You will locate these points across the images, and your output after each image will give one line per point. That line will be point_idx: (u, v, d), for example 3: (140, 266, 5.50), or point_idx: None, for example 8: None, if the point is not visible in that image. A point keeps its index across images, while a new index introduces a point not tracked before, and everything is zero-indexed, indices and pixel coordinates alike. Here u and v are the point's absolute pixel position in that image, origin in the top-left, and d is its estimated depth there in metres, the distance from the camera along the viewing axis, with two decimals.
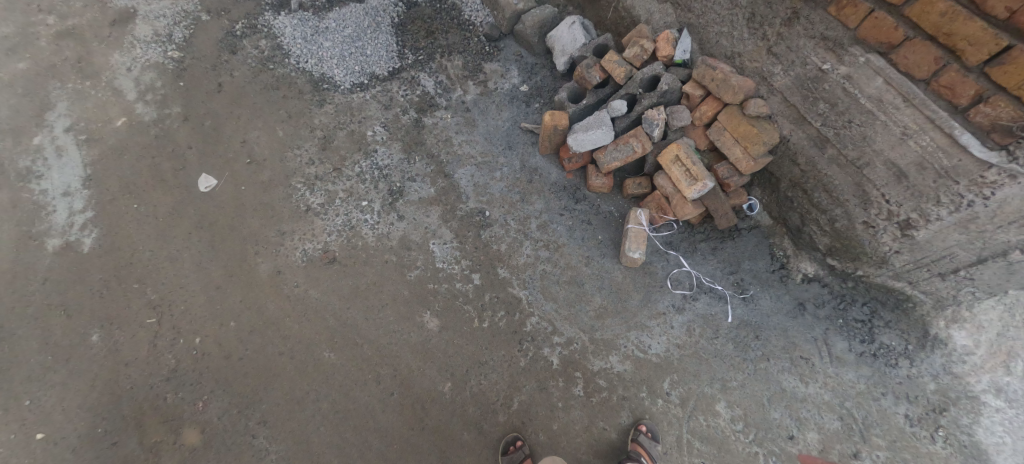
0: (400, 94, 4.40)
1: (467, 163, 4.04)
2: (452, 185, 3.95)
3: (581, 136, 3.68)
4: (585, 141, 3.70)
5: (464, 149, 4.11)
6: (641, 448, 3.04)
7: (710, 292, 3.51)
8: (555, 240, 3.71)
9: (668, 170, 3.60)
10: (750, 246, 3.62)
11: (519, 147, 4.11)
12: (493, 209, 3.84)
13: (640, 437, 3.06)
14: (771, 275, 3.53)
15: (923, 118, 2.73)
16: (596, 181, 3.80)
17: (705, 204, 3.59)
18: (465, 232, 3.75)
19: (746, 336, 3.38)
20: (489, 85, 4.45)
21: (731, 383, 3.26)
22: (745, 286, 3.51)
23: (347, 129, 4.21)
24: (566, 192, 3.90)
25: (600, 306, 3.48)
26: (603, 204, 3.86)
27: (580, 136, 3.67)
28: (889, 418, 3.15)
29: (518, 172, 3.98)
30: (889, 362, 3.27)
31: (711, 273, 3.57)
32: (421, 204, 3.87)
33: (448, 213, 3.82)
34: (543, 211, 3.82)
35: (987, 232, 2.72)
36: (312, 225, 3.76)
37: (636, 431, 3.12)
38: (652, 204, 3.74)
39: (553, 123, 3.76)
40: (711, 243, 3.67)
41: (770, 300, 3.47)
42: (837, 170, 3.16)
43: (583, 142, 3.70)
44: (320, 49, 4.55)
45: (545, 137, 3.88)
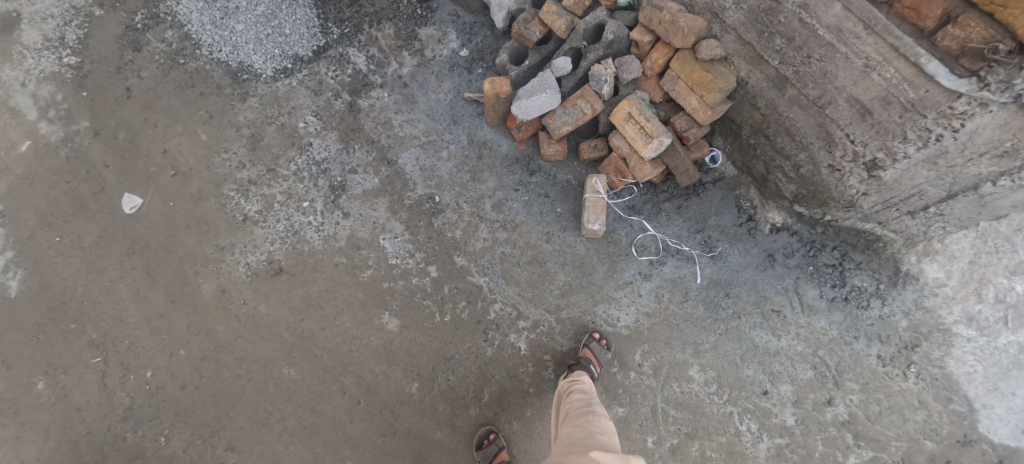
0: (329, 75, 4.01)
1: (411, 145, 3.75)
2: (396, 172, 3.67)
3: (525, 103, 3.38)
4: (529, 107, 3.40)
5: (405, 130, 3.80)
6: (591, 354, 3.10)
7: (677, 255, 3.37)
8: (512, 219, 3.51)
9: (621, 130, 3.33)
10: (716, 200, 3.43)
11: (464, 120, 3.80)
12: (443, 193, 3.59)
13: (591, 344, 3.10)
14: (739, 229, 3.37)
15: (886, 46, 2.42)
16: (548, 150, 3.54)
17: (665, 163, 3.34)
18: (417, 222, 3.53)
19: (716, 295, 3.28)
20: (426, 53, 4.07)
21: (703, 346, 3.18)
22: (713, 244, 3.37)
23: (277, 123, 3.87)
24: (518, 165, 3.65)
25: (565, 283, 3.34)
26: (560, 173, 3.62)
27: (524, 103, 3.37)
28: (863, 361, 3.11)
29: (467, 149, 3.71)
30: (861, 304, 3.19)
31: (678, 234, 3.41)
32: (366, 197, 3.61)
33: (396, 204, 3.58)
34: (496, 189, 3.59)
35: (957, 167, 2.51)
36: (252, 235, 3.53)
37: (590, 337, 3.16)
38: (610, 168, 3.50)
39: (494, 91, 3.45)
40: (675, 202, 3.47)
41: (740, 255, 3.33)
42: (799, 111, 2.91)
43: (528, 110, 3.40)
44: (233, 34, 4.09)
45: (489, 106, 3.57)
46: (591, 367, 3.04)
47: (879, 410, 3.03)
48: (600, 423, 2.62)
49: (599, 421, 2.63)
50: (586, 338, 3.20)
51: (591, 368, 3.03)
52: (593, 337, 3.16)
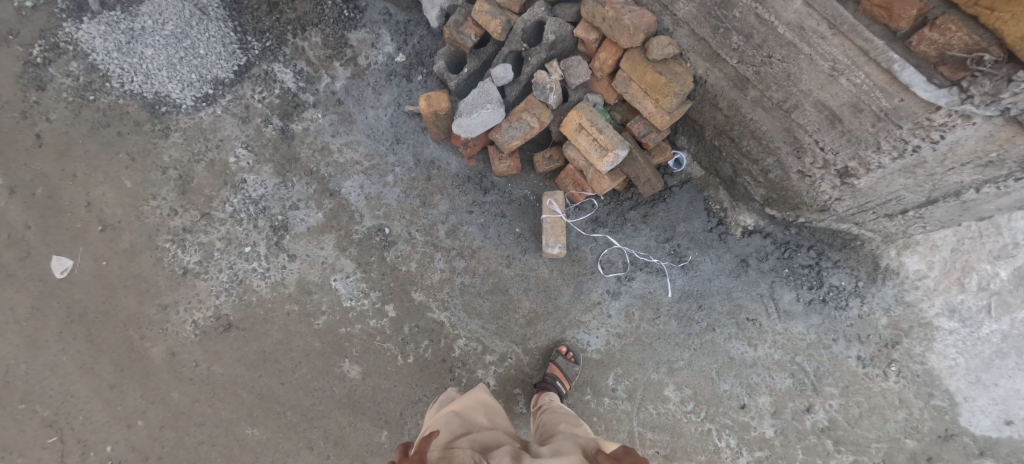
0: (256, 99, 3.66)
1: (354, 172, 3.47)
2: (341, 204, 3.42)
3: (467, 121, 3.07)
4: (472, 125, 3.09)
5: (346, 155, 3.51)
6: (559, 370, 2.98)
7: (646, 268, 3.18)
8: (469, 245, 3.29)
9: (574, 141, 3.04)
10: (683, 205, 3.20)
11: (409, 138, 3.51)
12: (394, 223, 3.36)
13: (558, 359, 2.98)
14: (708, 234, 3.16)
15: (855, 48, 2.10)
16: (499, 166, 3.26)
17: (625, 173, 3.08)
18: (369, 258, 3.31)
19: (689, 308, 3.12)
20: (359, 61, 3.68)
21: (677, 363, 3.06)
22: (682, 253, 3.17)
23: (205, 160, 3.55)
24: (470, 184, 3.39)
25: (530, 310, 3.18)
26: (516, 188, 3.36)
27: (465, 121, 3.06)
28: (842, 364, 3.00)
29: (413, 171, 3.44)
30: (839, 304, 3.03)
31: (645, 246, 3.20)
32: (311, 235, 3.37)
33: (344, 240, 3.35)
34: (449, 213, 3.35)
35: (936, 176, 2.29)
36: (195, 289, 3.33)
37: (556, 353, 3.05)
38: (568, 181, 3.23)
39: (432, 108, 3.14)
40: (640, 210, 3.24)
41: (711, 263, 3.15)
42: (763, 114, 2.63)
43: (471, 127, 3.10)
44: (142, 60, 3.63)
45: (430, 123, 3.26)
46: (558, 384, 2.92)
47: (859, 413, 2.95)
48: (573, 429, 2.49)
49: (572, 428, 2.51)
50: (552, 354, 3.08)
51: (558, 386, 2.91)
52: (559, 350, 3.05)
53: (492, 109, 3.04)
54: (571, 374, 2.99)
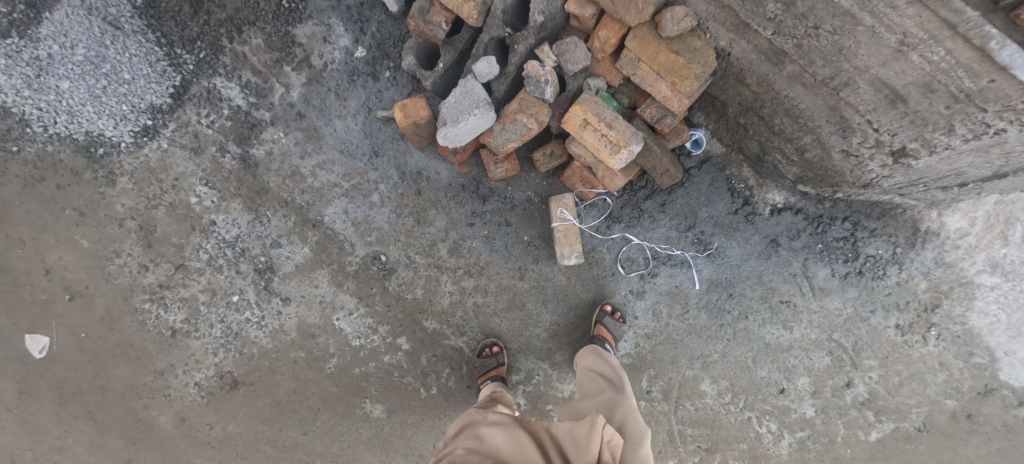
0: (204, 124, 3.20)
1: (335, 196, 3.12)
2: (326, 234, 3.09)
3: (452, 131, 2.66)
4: (458, 133, 2.68)
5: (322, 177, 3.13)
6: (607, 331, 2.83)
7: (670, 262, 2.94)
8: (475, 262, 3.02)
9: (578, 138, 2.65)
10: (705, 187, 2.89)
11: (388, 148, 3.11)
12: (389, 248, 3.06)
13: (606, 321, 2.82)
14: (734, 217, 2.89)
15: (936, 20, 1.73)
16: (496, 172, 2.89)
17: (639, 164, 2.74)
18: (369, 290, 3.04)
19: (719, 298, 2.92)
20: (313, 62, 3.18)
21: (712, 357, 2.92)
22: (707, 241, 2.91)
23: (164, 204, 3.17)
24: (465, 193, 3.04)
25: (551, 323, 2.98)
26: (517, 191, 3.02)
27: (451, 131, 2.65)
28: (880, 335, 2.89)
29: (400, 186, 3.08)
30: (876, 274, 2.86)
31: (667, 238, 2.94)
32: (302, 274, 3.08)
33: (339, 274, 3.07)
34: (447, 229, 3.04)
35: (1013, 154, 2.02)
36: (189, 350, 3.09)
37: (601, 312, 2.87)
38: (575, 178, 2.88)
39: (410, 119, 2.70)
40: (657, 199, 2.93)
41: (737, 248, 2.91)
42: (803, 91, 2.26)
43: (458, 136, 2.70)
44: (59, 96, 3.08)
45: (410, 134, 2.84)
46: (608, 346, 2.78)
47: (900, 381, 2.88)
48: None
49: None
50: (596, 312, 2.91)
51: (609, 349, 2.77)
52: (602, 310, 2.89)
53: (481, 113, 2.61)
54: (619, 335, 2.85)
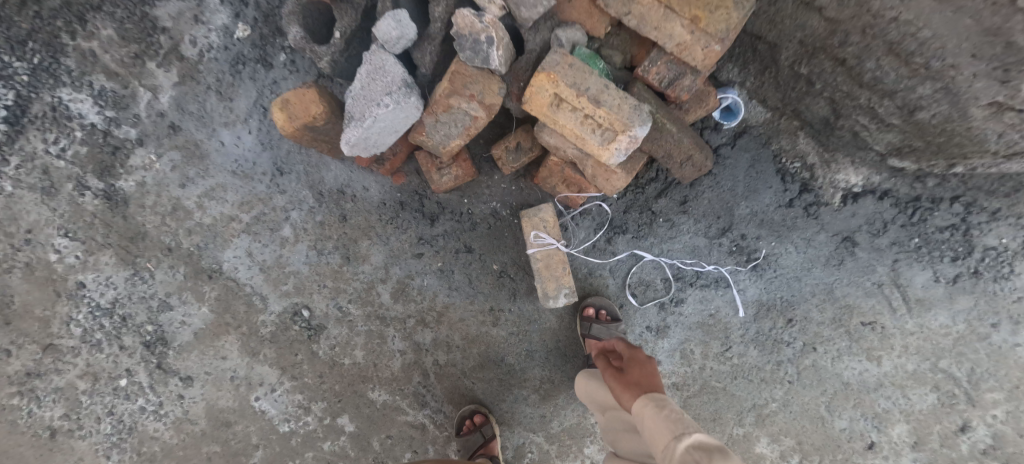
0: (55, 153, 2.29)
1: (233, 234, 2.30)
2: (227, 287, 2.30)
3: (358, 133, 1.68)
4: (372, 139, 1.72)
5: (212, 210, 2.31)
6: (601, 343, 2.04)
7: (699, 281, 2.07)
8: (430, 307, 2.19)
9: (552, 125, 1.66)
10: (742, 171, 1.97)
11: (294, 161, 2.24)
12: (312, 299, 2.25)
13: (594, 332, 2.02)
14: (789, 211, 1.98)
15: None
16: (442, 183, 2.02)
17: (648, 152, 1.75)
18: (293, 357, 2.27)
19: (773, 326, 2.06)
20: (185, 52, 2.29)
21: (768, 408, 2.10)
22: (751, 248, 2.03)
23: (19, 267, 2.33)
24: (406, 213, 2.18)
25: (542, 381, 2.16)
26: (477, 203, 2.14)
27: (357, 133, 1.67)
28: (1009, 359, 2.01)
29: (317, 211, 2.24)
30: (999, 274, 1.95)
31: (693, 249, 2.06)
32: (203, 343, 2.33)
33: (251, 339, 2.29)
34: (387, 265, 2.21)
35: None
36: (76, 453, 2.40)
37: (585, 321, 2.06)
38: (556, 181, 1.94)
39: (297, 124, 1.74)
40: (676, 195, 2.04)
41: (795, 254, 2.02)
42: (929, 11, 1.30)
43: (369, 140, 1.72)
44: None
45: (305, 143, 1.89)
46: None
47: None
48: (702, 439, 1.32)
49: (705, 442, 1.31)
50: (579, 323, 2.10)
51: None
52: (588, 317, 2.07)
53: (399, 106, 1.63)
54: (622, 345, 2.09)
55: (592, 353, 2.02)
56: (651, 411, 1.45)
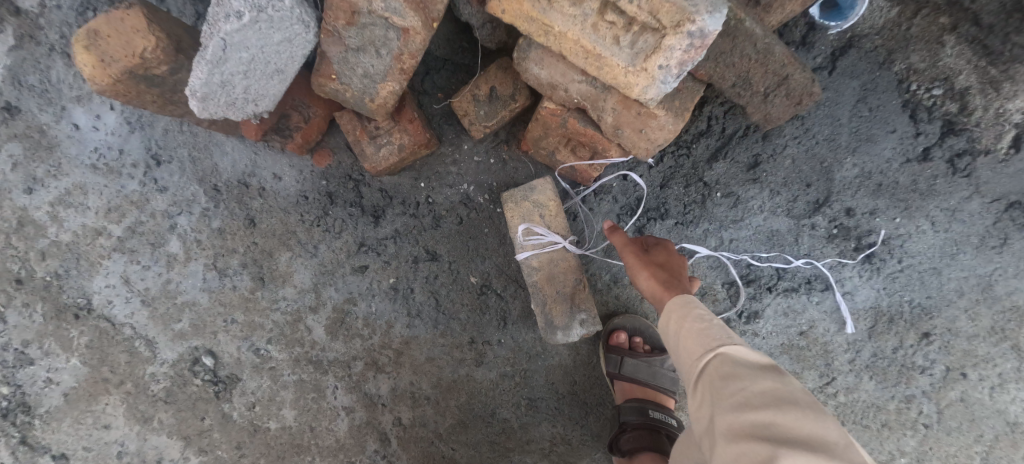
0: None
1: (102, 256, 1.61)
2: (99, 330, 1.62)
3: (202, 73, 0.94)
4: (239, 86, 0.99)
5: (70, 223, 1.61)
6: (638, 385, 1.35)
7: (782, 283, 1.37)
8: (384, 344, 1.49)
9: (541, 37, 0.94)
10: (848, 111, 1.26)
11: (177, 143, 1.54)
12: (216, 341, 1.56)
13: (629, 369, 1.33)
14: (922, 169, 1.27)
15: None
16: (381, 160, 1.30)
17: (709, 80, 1.02)
18: (197, 424, 1.59)
19: (899, 344, 1.35)
20: (21, 4, 1.53)
21: None
22: (862, 228, 1.32)
23: None
24: (338, 208, 1.48)
25: (553, 441, 1.45)
26: (441, 187, 1.45)
27: (199, 74, 0.94)
28: None
29: (214, 214, 1.54)
30: None
31: (770, 236, 1.35)
32: (77, 408, 1.65)
33: (140, 401, 1.62)
34: (318, 286, 1.51)
35: None
36: None
37: (614, 354, 1.36)
38: (554, 143, 1.23)
39: (117, 68, 1.04)
40: (742, 155, 1.32)
41: (932, 234, 1.30)
42: None
43: (230, 87, 0.99)
44: None
45: (157, 108, 1.20)
46: (668, 418, 1.32)
47: None
48: (735, 352, 0.89)
49: (736, 356, 0.88)
50: (603, 356, 1.39)
51: (672, 423, 1.32)
52: (618, 348, 1.36)
53: (259, 15, 0.89)
54: (670, 389, 1.39)
55: (627, 404, 1.32)
56: (676, 320, 1.01)
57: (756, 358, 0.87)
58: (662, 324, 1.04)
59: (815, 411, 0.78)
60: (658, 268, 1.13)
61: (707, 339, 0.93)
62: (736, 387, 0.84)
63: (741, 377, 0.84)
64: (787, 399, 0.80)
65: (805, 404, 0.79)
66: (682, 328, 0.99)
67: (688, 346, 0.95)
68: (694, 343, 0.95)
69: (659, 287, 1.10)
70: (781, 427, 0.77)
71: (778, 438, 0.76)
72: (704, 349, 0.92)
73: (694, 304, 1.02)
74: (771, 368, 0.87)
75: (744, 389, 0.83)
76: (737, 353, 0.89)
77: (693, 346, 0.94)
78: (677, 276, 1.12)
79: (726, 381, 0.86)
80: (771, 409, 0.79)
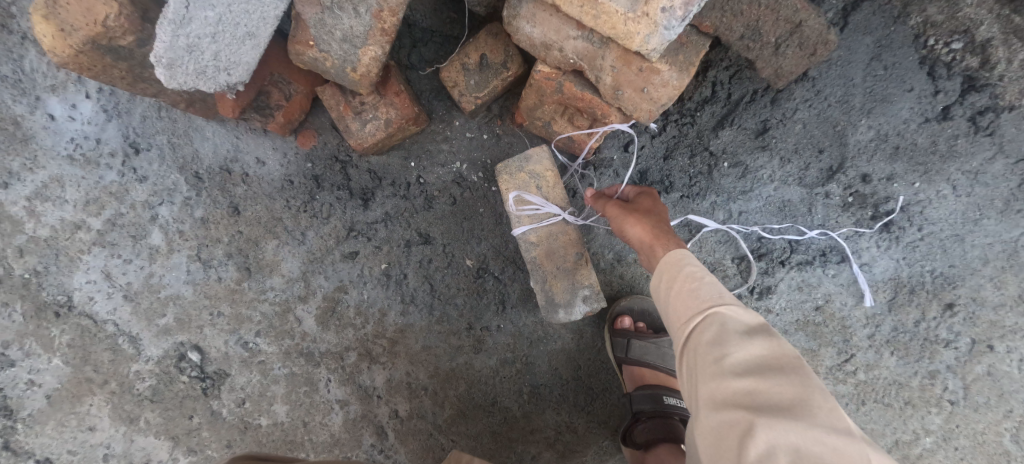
0: None
1: (81, 251, 1.54)
2: (81, 329, 1.56)
3: (167, 35, 0.88)
4: (208, 51, 0.92)
5: (47, 217, 1.53)
6: (648, 372, 1.27)
7: (796, 256, 1.29)
8: (378, 334, 1.42)
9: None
10: (862, 69, 1.18)
11: (155, 130, 1.47)
12: (202, 336, 1.49)
13: (637, 355, 1.25)
14: (942, 129, 1.19)
15: None
16: (368, 136, 1.23)
17: (714, 33, 0.95)
18: (186, 423, 1.52)
19: (921, 316, 1.28)
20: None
21: (919, 446, 1.32)
22: (880, 195, 1.24)
23: None
24: (325, 192, 1.41)
25: (558, 430, 1.38)
26: (433, 166, 1.38)
27: (164, 35, 0.88)
28: None
29: (195, 203, 1.47)
30: None
31: (782, 207, 1.28)
32: (61, 410, 1.59)
33: (125, 401, 1.55)
34: (307, 275, 1.43)
35: None
36: None
37: (621, 338, 1.28)
38: (550, 112, 1.15)
39: (78, 38, 0.98)
40: (748, 121, 1.25)
41: (953, 199, 1.23)
42: None
43: (198, 53, 0.92)
44: None
45: (127, 86, 1.13)
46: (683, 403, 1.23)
47: None
48: (722, 315, 0.82)
49: (723, 318, 0.81)
50: (609, 342, 1.31)
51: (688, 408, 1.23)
52: (625, 333, 1.28)
53: None
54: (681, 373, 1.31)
55: (638, 392, 1.23)
56: (665, 279, 0.93)
57: (745, 320, 0.80)
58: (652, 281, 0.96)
59: (803, 378, 0.72)
60: (647, 216, 1.03)
61: (694, 300, 0.86)
62: (719, 354, 0.78)
63: (727, 342, 0.78)
64: (775, 366, 0.74)
65: (794, 372, 0.73)
66: (671, 288, 0.91)
67: (676, 309, 0.88)
68: (682, 305, 0.88)
69: (650, 238, 1.00)
70: (764, 395, 0.72)
71: (758, 410, 0.71)
72: (694, 310, 0.85)
73: (687, 260, 0.93)
74: (763, 329, 0.80)
75: (729, 356, 0.77)
76: (726, 315, 0.82)
77: (680, 308, 0.87)
78: (669, 226, 1.02)
79: (711, 347, 0.79)
80: (755, 377, 0.74)
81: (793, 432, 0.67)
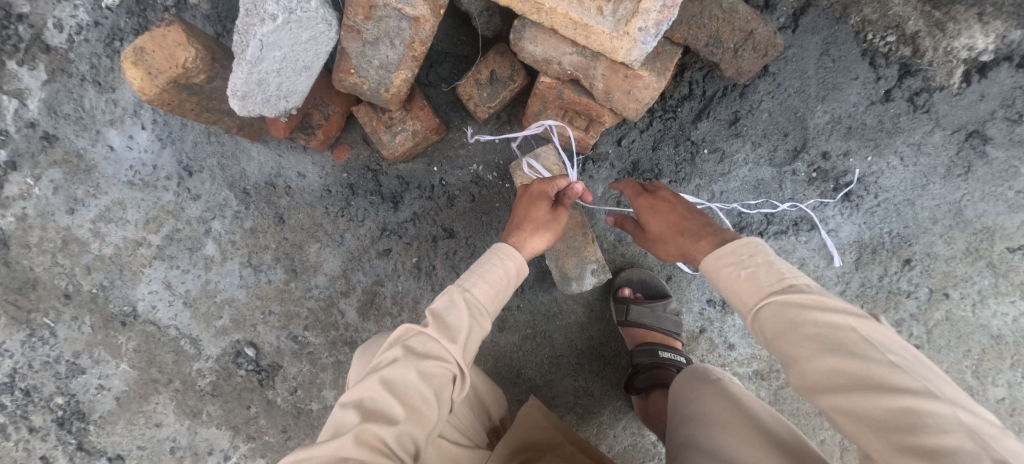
0: None
1: (143, 265, 1.71)
2: (146, 334, 1.73)
3: (244, 75, 1.10)
4: (273, 83, 1.15)
5: (111, 237, 1.70)
6: (648, 332, 1.47)
7: (772, 227, 1.50)
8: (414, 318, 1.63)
9: (534, 14, 1.09)
10: (813, 64, 1.40)
11: (207, 152, 1.67)
12: (257, 332, 1.69)
13: (640, 318, 1.45)
14: (885, 110, 1.40)
15: None
16: (397, 146, 1.43)
17: (684, 42, 1.18)
18: (244, 412, 1.72)
19: (881, 272, 1.48)
20: (50, 41, 1.58)
21: None
22: (839, 169, 1.45)
23: None
24: (359, 199, 1.63)
25: (576, 395, 1.57)
26: (452, 170, 1.60)
27: (241, 76, 1.10)
28: None
29: (245, 215, 1.67)
30: None
31: (756, 186, 1.48)
32: (129, 410, 1.75)
33: (188, 397, 1.73)
34: (347, 272, 1.65)
35: None
36: None
37: (623, 304, 1.49)
38: (554, 116, 1.37)
39: (158, 81, 1.18)
40: (720, 114, 1.46)
41: (902, 169, 1.43)
42: None
43: (268, 87, 1.16)
44: None
45: (194, 116, 1.34)
46: (678, 356, 1.43)
47: None
48: (792, 292, 0.87)
49: (796, 295, 0.86)
50: (615, 309, 1.52)
51: (682, 360, 1.43)
52: (626, 299, 1.49)
53: (292, 16, 1.05)
54: (676, 332, 1.49)
55: (637, 348, 1.45)
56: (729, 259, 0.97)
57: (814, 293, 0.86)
58: (716, 263, 0.98)
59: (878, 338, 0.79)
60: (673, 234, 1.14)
61: (754, 296, 0.91)
62: (806, 329, 0.83)
63: (810, 316, 0.83)
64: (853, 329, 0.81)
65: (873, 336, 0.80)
66: (727, 283, 0.96)
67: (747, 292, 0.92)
68: (751, 289, 0.92)
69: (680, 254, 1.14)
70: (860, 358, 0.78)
71: (866, 371, 0.76)
72: (768, 294, 0.89)
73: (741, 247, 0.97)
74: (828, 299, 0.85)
75: (816, 330, 0.82)
76: (787, 302, 0.87)
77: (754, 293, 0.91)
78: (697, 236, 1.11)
79: (798, 325, 0.83)
80: (842, 344, 0.79)
81: (878, 404, 0.74)
